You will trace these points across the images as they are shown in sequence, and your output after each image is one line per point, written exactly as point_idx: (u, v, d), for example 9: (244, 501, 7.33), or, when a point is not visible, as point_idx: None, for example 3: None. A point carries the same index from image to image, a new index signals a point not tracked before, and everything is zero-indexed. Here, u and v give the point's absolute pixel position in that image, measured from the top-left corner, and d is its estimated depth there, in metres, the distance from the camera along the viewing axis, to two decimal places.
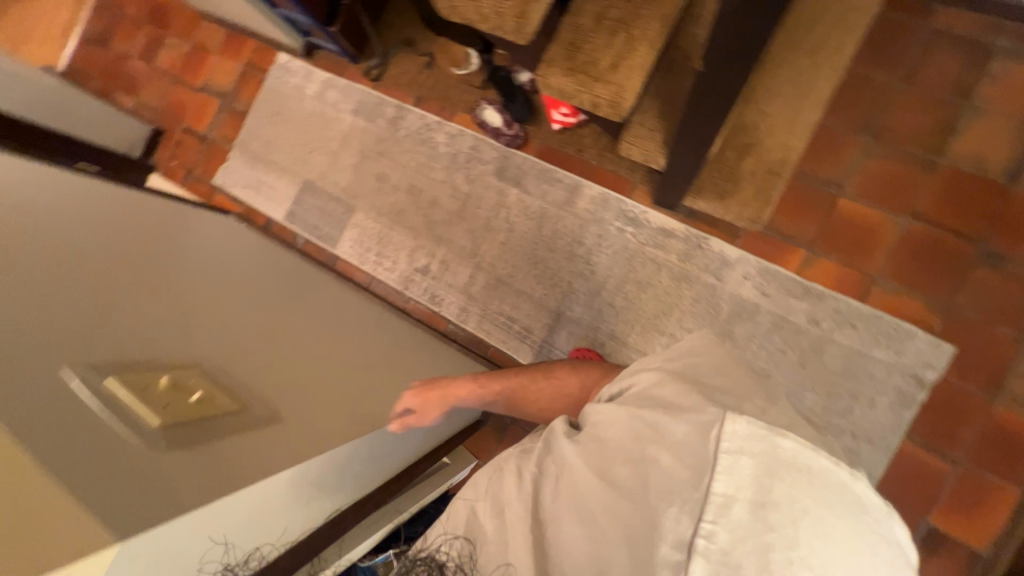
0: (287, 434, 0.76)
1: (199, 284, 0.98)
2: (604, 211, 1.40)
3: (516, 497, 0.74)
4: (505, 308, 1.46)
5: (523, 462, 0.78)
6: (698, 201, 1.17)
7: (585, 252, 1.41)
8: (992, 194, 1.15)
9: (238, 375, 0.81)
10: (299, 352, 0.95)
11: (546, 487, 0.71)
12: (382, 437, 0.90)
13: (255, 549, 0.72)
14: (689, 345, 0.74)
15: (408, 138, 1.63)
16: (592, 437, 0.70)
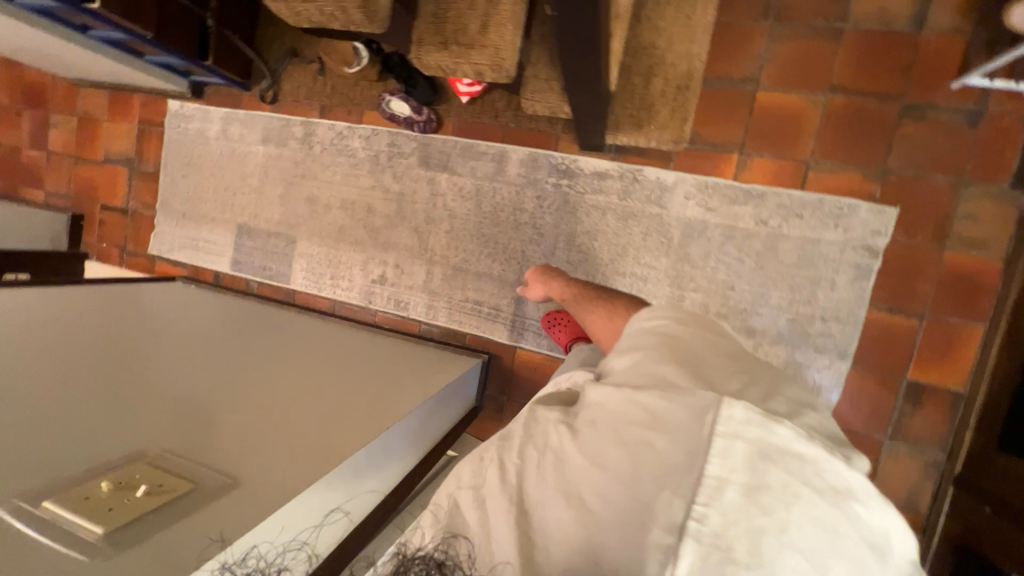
0: (250, 497, 0.76)
1: (146, 365, 0.97)
2: (536, 171, 1.37)
3: (499, 487, 0.69)
4: (470, 294, 1.45)
5: (505, 453, 0.73)
6: (618, 137, 1.14)
7: (529, 217, 1.39)
8: (903, 46, 1.12)
9: (197, 449, 0.81)
10: (268, 403, 0.96)
11: (531, 473, 0.69)
12: (364, 459, 0.90)
13: (252, 546, 0.72)
14: (651, 320, 0.81)
15: (325, 152, 1.57)
16: (589, 424, 0.71)
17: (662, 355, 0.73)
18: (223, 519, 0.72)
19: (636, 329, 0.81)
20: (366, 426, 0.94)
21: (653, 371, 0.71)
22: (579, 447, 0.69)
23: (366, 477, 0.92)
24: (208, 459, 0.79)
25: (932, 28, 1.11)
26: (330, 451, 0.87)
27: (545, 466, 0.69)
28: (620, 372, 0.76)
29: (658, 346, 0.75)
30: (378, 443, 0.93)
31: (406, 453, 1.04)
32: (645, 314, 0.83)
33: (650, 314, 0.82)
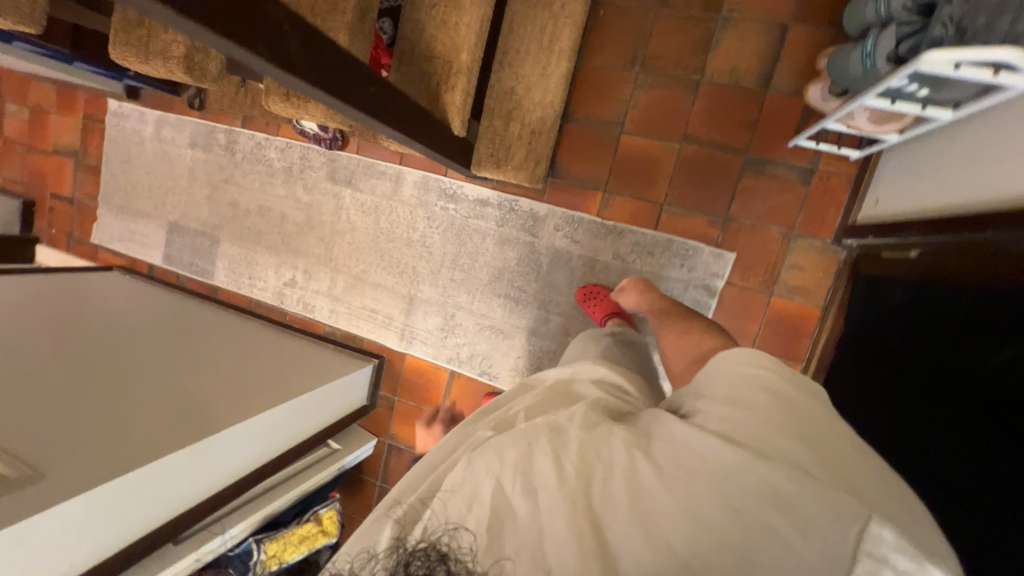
0: (80, 465, 0.83)
1: (18, 349, 1.04)
2: (427, 194, 1.48)
3: (552, 481, 0.53)
4: (368, 303, 1.58)
5: (561, 449, 0.56)
6: (480, 172, 1.24)
7: (420, 237, 1.50)
8: (749, 102, 1.20)
9: (41, 423, 0.88)
10: (146, 380, 1.09)
11: (594, 481, 0.53)
12: (210, 444, 1.00)
13: (111, 541, 0.87)
14: (763, 366, 0.60)
15: (245, 160, 1.68)
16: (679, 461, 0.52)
17: (788, 410, 0.54)
18: (67, 481, 0.80)
19: (741, 373, 0.61)
20: (224, 415, 1.05)
21: (769, 429, 0.51)
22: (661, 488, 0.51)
23: (215, 460, 1.03)
24: (65, 413, 0.91)
25: (776, 87, 1.18)
26: (174, 437, 0.95)
27: (613, 494, 0.52)
28: (718, 416, 0.56)
29: (769, 402, 0.55)
30: (230, 433, 1.04)
31: (258, 447, 1.14)
32: (743, 353, 0.64)
33: (750, 357, 0.62)
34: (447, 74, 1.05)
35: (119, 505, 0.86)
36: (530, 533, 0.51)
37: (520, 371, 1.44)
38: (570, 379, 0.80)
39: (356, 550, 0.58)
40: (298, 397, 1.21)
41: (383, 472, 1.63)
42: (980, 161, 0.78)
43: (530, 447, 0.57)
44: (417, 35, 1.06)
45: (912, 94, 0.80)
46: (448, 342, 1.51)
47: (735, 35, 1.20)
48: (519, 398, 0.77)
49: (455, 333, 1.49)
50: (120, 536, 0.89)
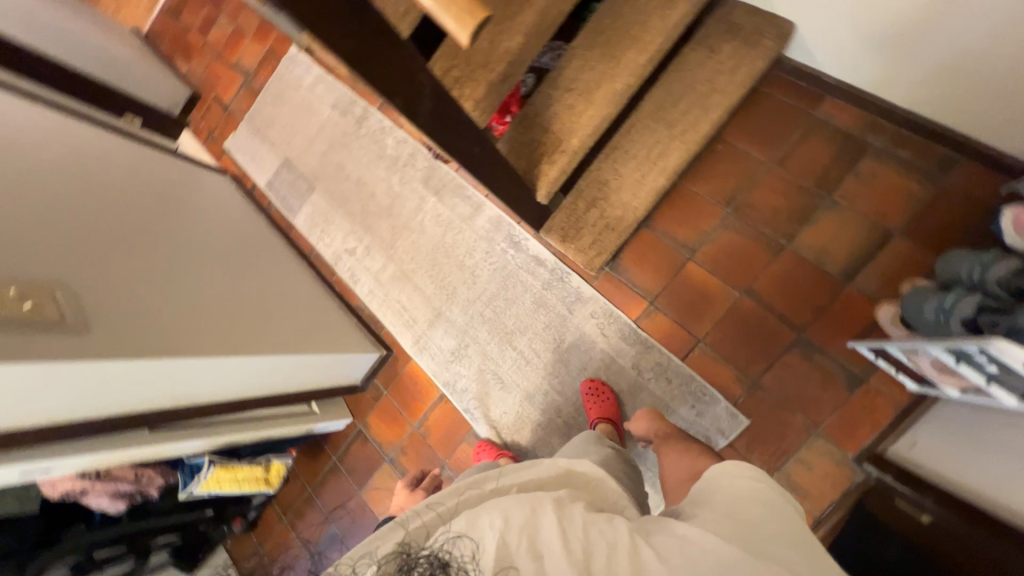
0: (114, 333, 0.93)
1: (119, 215, 1.21)
2: (495, 232, 1.58)
3: (559, 547, 0.62)
4: (402, 298, 1.69)
5: (566, 521, 0.65)
6: (546, 238, 1.31)
7: (472, 264, 1.60)
8: (823, 287, 1.19)
9: (106, 283, 1.01)
10: (206, 280, 1.25)
11: (597, 556, 0.62)
12: (217, 363, 1.10)
13: (101, 406, 0.97)
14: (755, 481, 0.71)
15: (366, 136, 1.88)
16: (681, 543, 0.63)
17: (778, 519, 0.65)
18: (103, 343, 0.90)
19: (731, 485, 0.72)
20: (238, 344, 1.16)
21: (753, 536, 0.62)
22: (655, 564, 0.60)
23: (212, 378, 1.13)
24: (139, 279, 1.09)
25: (857, 284, 1.16)
26: (193, 343, 1.06)
27: (613, 563, 0.61)
28: (714, 515, 0.67)
29: (759, 515, 0.65)
30: (235, 360, 1.14)
31: (252, 383, 1.25)
32: (733, 468, 0.75)
33: (739, 472, 0.73)
34: (553, 149, 1.15)
35: (126, 380, 0.96)
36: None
37: (500, 424, 1.47)
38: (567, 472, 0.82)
39: (370, 542, 0.73)
40: (302, 355, 1.31)
41: (342, 450, 1.70)
42: (1013, 469, 0.76)
43: (531, 506, 0.67)
44: (544, 108, 1.17)
45: (981, 365, 0.75)
46: (452, 366, 1.57)
47: (836, 219, 1.20)
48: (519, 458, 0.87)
49: (461, 362, 1.56)
50: (110, 404, 0.98)
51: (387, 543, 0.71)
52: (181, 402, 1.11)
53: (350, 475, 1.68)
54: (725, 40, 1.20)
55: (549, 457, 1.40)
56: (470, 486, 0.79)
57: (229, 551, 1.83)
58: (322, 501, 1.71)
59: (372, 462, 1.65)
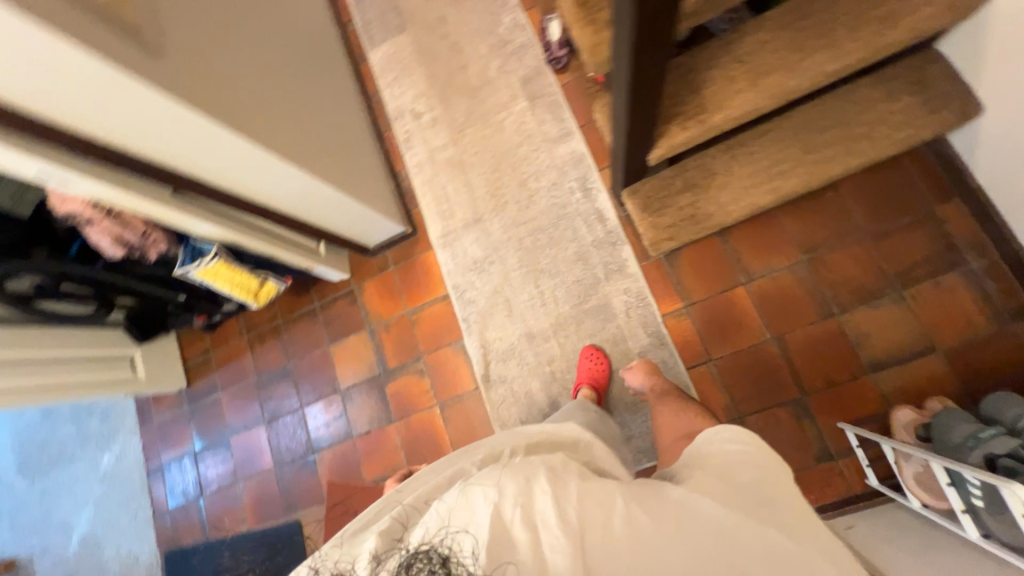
0: (180, 74, 0.81)
1: None
2: (572, 170, 1.50)
3: (553, 515, 0.64)
4: (449, 188, 1.61)
5: (562, 491, 0.67)
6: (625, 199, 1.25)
7: (534, 189, 1.52)
8: (845, 366, 1.22)
9: (181, 15, 0.87)
10: (268, 58, 1.12)
11: (593, 522, 0.64)
12: (264, 158, 1.01)
13: (136, 146, 0.86)
14: (741, 446, 0.82)
15: (484, 2, 1.68)
16: (676, 500, 0.70)
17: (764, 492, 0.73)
18: (169, 79, 0.79)
19: (720, 453, 0.82)
20: (289, 150, 1.07)
21: (747, 496, 0.71)
22: (649, 518, 0.66)
23: (252, 171, 1.04)
24: (205, 3, 0.95)
25: (876, 378, 1.19)
26: (251, 127, 0.96)
27: (608, 531, 0.64)
28: (708, 481, 0.74)
29: (751, 479, 0.75)
30: (282, 165, 1.05)
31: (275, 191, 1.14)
32: (720, 430, 0.87)
33: (730, 436, 0.84)
34: (691, 115, 1.05)
35: (173, 130, 0.85)
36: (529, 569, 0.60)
37: (491, 346, 1.48)
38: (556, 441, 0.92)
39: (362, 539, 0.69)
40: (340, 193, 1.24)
41: (328, 300, 1.68)
42: None
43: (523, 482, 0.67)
44: (703, 67, 1.06)
45: (969, 493, 0.81)
46: (468, 275, 1.54)
47: (894, 314, 1.20)
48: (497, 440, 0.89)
49: (479, 274, 1.53)
50: (146, 149, 0.88)
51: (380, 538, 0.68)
52: (215, 177, 1.02)
53: (325, 326, 1.67)
54: (907, 91, 1.10)
55: (522, 395, 1.43)
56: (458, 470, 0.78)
57: (181, 339, 1.83)
58: (288, 336, 1.71)
59: (352, 324, 1.64)
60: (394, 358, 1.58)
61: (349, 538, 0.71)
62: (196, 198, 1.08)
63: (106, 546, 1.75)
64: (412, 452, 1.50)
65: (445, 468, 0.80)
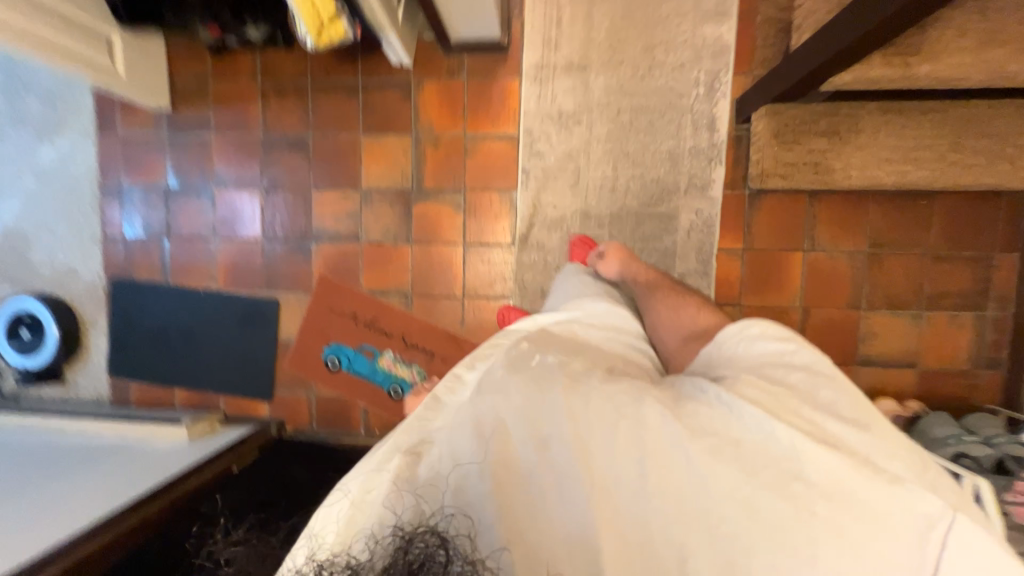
0: None
1: None
2: (706, 59, 1.31)
3: (568, 426, 0.62)
4: (565, 13, 1.33)
5: (578, 401, 0.64)
6: (763, 115, 1.16)
7: (657, 60, 1.32)
8: (842, 353, 1.34)
9: None
10: None
11: (605, 426, 0.62)
12: None
13: None
14: (793, 353, 0.73)
15: None
16: (716, 413, 0.64)
17: (830, 405, 0.66)
18: None
19: (758, 354, 0.76)
20: None
21: (777, 394, 0.66)
22: (682, 428, 0.62)
23: None
24: None
25: (858, 371, 1.34)
26: None
27: (622, 432, 0.62)
28: (756, 386, 0.67)
29: (786, 381, 0.70)
30: None
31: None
32: (761, 331, 0.78)
33: (767, 333, 0.77)
34: (902, 52, 0.93)
35: None
36: (525, 502, 0.60)
37: (541, 210, 1.38)
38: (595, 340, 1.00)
39: (355, 522, 0.57)
40: None
41: (375, 82, 1.41)
42: None
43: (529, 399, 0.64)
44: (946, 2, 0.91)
45: None
46: (547, 125, 1.36)
47: (904, 326, 1.32)
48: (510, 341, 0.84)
49: (558, 130, 1.36)
50: None
51: (375, 522, 0.56)
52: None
53: (362, 110, 1.42)
54: None
55: (552, 269, 1.40)
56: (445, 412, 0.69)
57: (170, 49, 1.47)
58: (313, 102, 1.44)
59: (395, 122, 1.42)
60: (432, 178, 1.42)
61: (343, 516, 0.58)
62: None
63: (38, 248, 1.55)
64: (420, 278, 1.45)
65: (430, 409, 0.70)
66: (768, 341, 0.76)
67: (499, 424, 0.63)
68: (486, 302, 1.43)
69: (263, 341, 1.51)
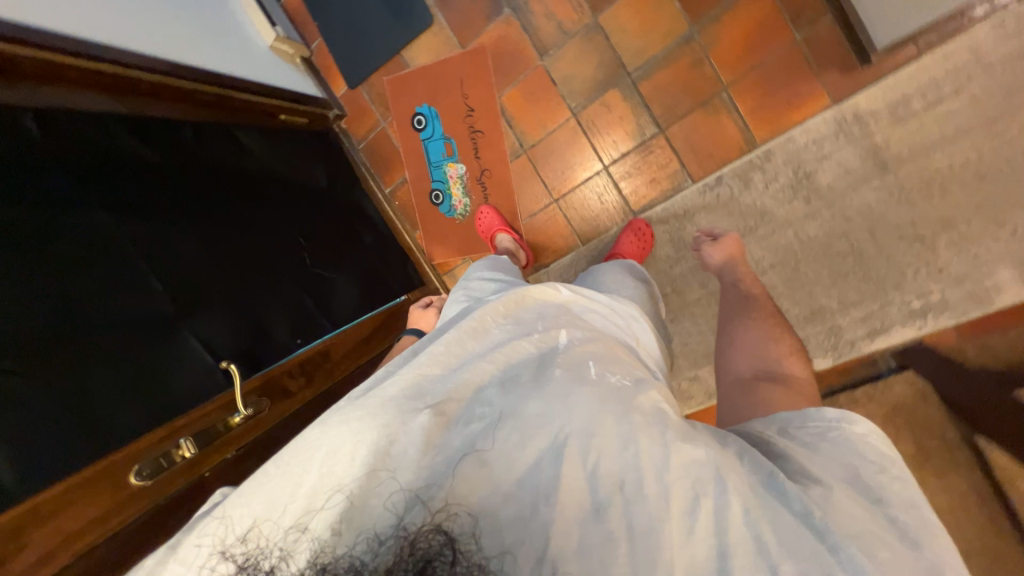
0: None
1: None
2: (960, 289, 1.06)
3: (656, 491, 0.50)
4: (946, 102, 0.99)
5: (654, 447, 0.53)
6: (914, 367, 1.10)
7: (932, 239, 1.06)
8: None
9: None
10: None
11: (679, 502, 0.50)
12: None
13: None
14: (877, 473, 0.54)
15: None
16: (793, 526, 0.49)
17: (922, 561, 0.48)
18: None
19: (846, 451, 0.56)
20: None
21: (873, 533, 0.49)
22: (774, 534, 0.48)
23: None
24: None
25: None
26: None
27: (701, 520, 0.49)
28: (850, 513, 0.50)
29: (890, 512, 0.51)
30: None
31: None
32: (860, 434, 0.57)
33: (867, 441, 0.57)
34: None
35: None
36: (577, 535, 0.48)
37: (685, 219, 1.20)
38: (614, 335, 0.79)
39: (356, 519, 0.50)
40: None
41: None
42: None
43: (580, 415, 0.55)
44: None
45: None
46: (784, 170, 1.12)
47: None
48: (546, 324, 0.72)
49: (788, 183, 1.12)
50: None
51: (381, 522, 0.50)
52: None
53: None
54: None
55: None
56: (487, 386, 0.62)
57: None
58: None
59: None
60: (652, 86, 1.17)
61: (344, 518, 0.51)
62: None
63: None
64: (545, 146, 1.29)
65: (459, 377, 0.63)
66: (862, 455, 0.56)
67: (543, 424, 0.55)
68: (562, 224, 1.32)
69: (391, 38, 1.35)
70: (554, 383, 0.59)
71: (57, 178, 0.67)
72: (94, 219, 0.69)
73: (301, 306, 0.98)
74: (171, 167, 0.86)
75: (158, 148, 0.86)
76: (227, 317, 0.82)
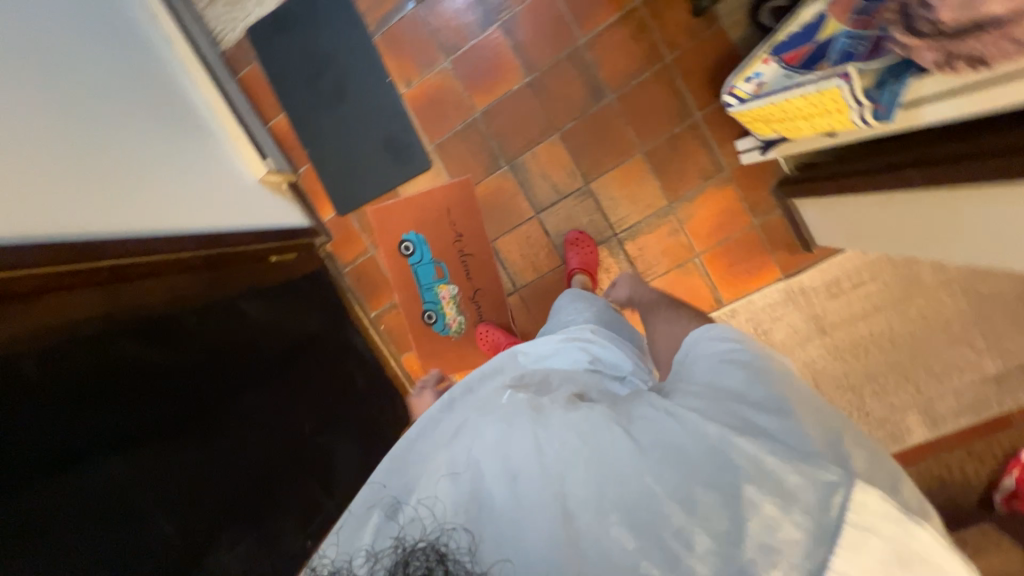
0: None
1: None
2: (883, 431, 1.28)
3: (545, 446, 0.57)
4: (864, 285, 1.23)
5: (543, 428, 0.59)
6: None
7: (860, 390, 1.28)
8: None
9: None
10: None
11: (573, 460, 0.56)
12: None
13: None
14: (742, 358, 0.66)
15: None
16: (690, 438, 0.56)
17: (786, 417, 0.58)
18: None
19: (714, 353, 0.69)
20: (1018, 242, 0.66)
21: (748, 413, 0.59)
22: (653, 444, 0.57)
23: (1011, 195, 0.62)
24: None
25: None
26: None
27: (585, 467, 0.55)
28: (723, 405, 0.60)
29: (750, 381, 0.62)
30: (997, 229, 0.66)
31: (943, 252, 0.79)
32: (720, 334, 0.71)
33: (727, 336, 0.71)
34: None
35: None
36: (501, 510, 0.53)
37: None
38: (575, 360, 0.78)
39: (350, 543, 0.54)
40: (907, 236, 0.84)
41: (702, 131, 1.22)
42: None
43: (488, 405, 0.64)
44: None
45: None
46: (746, 327, 1.29)
47: None
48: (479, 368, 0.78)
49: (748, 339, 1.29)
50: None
51: (372, 537, 0.53)
52: None
53: (666, 138, 1.24)
54: None
55: None
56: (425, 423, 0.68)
57: None
58: (644, 77, 1.22)
59: (673, 179, 1.26)
60: (635, 246, 1.31)
61: (336, 539, 0.55)
62: (987, 152, 0.63)
63: None
64: (536, 287, 1.37)
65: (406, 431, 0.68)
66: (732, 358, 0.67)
67: (456, 449, 0.59)
68: None
69: (384, 176, 1.38)
70: (461, 422, 0.63)
71: (70, 414, 0.63)
72: (100, 460, 0.64)
73: (307, 495, 0.95)
74: (174, 371, 0.79)
75: (168, 335, 0.82)
76: (238, 541, 0.78)
